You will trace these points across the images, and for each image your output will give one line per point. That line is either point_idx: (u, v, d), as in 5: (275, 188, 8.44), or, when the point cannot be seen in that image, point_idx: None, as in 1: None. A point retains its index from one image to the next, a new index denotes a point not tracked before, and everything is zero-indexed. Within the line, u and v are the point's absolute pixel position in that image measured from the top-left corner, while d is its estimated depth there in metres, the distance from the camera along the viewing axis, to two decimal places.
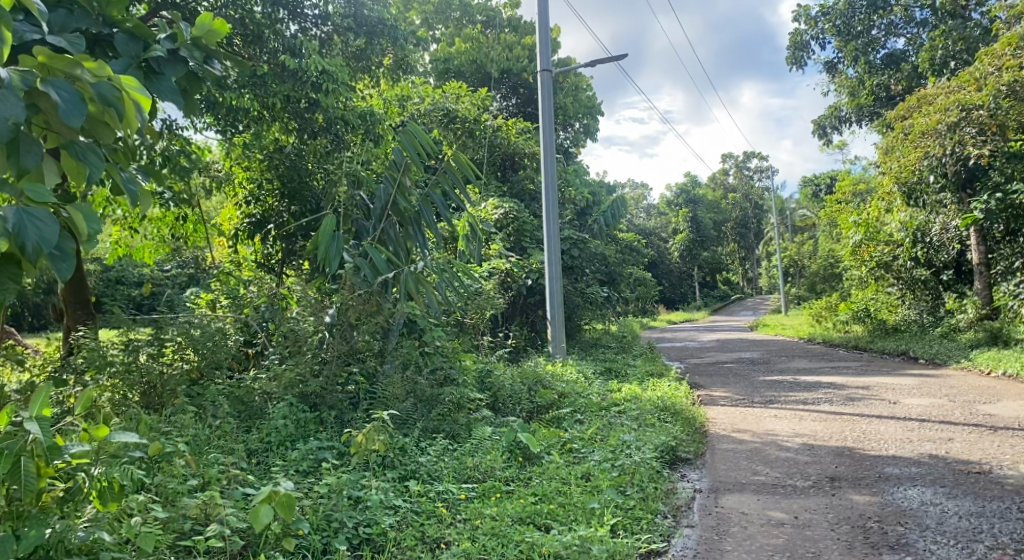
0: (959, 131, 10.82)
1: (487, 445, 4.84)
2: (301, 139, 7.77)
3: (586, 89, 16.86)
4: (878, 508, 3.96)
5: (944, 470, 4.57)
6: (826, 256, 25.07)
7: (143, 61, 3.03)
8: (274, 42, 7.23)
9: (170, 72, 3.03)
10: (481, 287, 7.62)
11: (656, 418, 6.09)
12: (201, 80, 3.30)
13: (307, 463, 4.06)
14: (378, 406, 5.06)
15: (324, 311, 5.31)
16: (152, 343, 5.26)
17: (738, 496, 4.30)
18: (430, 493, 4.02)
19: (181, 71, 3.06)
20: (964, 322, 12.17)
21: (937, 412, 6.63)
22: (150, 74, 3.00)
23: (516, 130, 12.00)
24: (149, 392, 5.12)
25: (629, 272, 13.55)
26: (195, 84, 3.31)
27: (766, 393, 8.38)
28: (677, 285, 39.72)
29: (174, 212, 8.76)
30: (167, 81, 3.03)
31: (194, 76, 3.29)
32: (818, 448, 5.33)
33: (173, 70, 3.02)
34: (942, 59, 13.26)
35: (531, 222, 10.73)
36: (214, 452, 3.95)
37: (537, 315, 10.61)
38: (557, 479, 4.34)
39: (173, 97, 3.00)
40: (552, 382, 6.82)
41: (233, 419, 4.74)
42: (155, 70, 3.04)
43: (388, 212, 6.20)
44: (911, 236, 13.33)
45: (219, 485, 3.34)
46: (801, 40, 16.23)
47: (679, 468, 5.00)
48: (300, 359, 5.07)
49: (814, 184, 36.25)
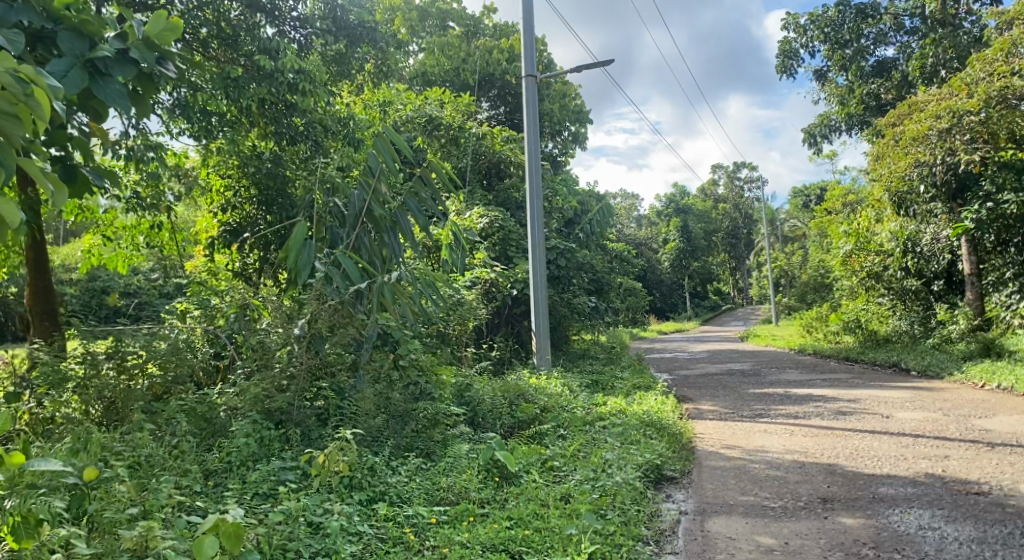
0: (950, 139, 10.69)
1: (463, 464, 4.61)
2: (279, 144, 7.58)
3: (573, 96, 16.72)
4: (873, 533, 3.74)
5: (941, 491, 4.36)
6: (817, 266, 24.94)
7: (86, 60, 2.72)
8: (250, 45, 6.97)
9: (118, 73, 2.73)
10: (463, 297, 7.43)
11: (642, 434, 5.86)
12: (154, 83, 2.96)
13: (265, 486, 3.83)
14: (349, 424, 4.80)
15: (292, 322, 5.03)
16: (111, 357, 4.98)
17: (725, 519, 4.08)
18: (398, 517, 3.78)
19: (130, 73, 2.75)
20: (956, 333, 11.85)
21: (930, 427, 6.44)
22: (96, 76, 2.71)
23: (502, 138, 11.81)
24: (110, 407, 4.88)
25: (618, 282, 13.32)
26: (148, 87, 2.96)
27: (756, 406, 8.17)
28: (667, 296, 39.63)
29: (147, 220, 8.42)
30: (115, 83, 2.73)
31: (146, 78, 2.95)
32: (809, 466, 5.11)
33: (121, 71, 2.72)
34: (932, 68, 13.17)
35: (517, 231, 10.51)
36: (165, 476, 3.72)
37: (523, 325, 10.34)
38: (535, 502, 4.10)
39: (120, 101, 2.71)
40: (535, 395, 6.60)
41: (194, 437, 4.52)
42: (101, 70, 2.73)
43: (363, 220, 5.97)
44: (902, 246, 13.25)
45: (161, 512, 3.10)
46: (790, 48, 16.15)
47: (664, 487, 4.78)
48: (267, 373, 4.81)
49: (804, 195, 36.25)
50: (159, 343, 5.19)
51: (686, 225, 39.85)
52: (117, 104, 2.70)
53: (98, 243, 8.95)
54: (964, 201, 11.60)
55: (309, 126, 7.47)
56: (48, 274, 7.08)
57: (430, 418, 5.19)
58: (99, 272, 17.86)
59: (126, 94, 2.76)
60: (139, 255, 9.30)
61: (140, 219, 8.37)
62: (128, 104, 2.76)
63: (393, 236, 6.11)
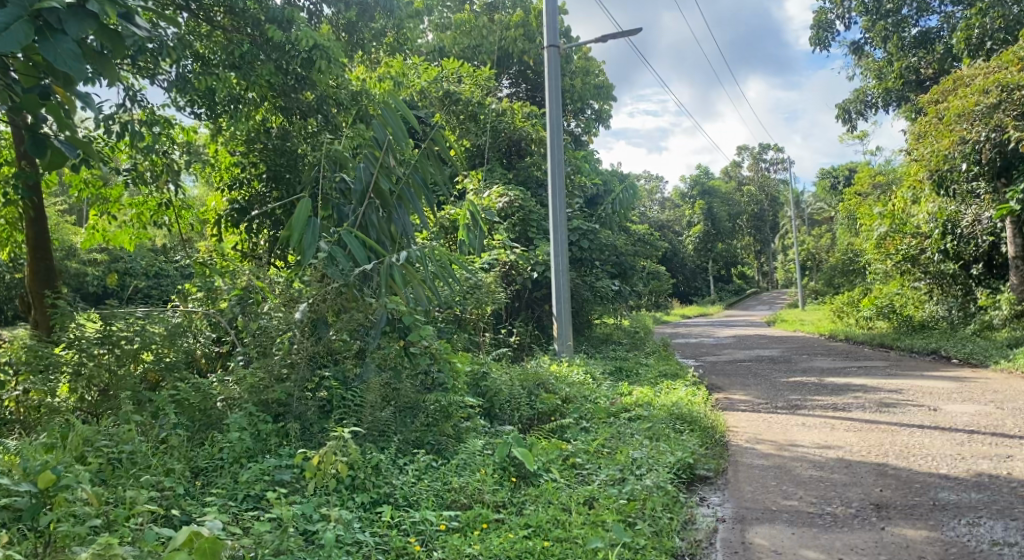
0: (997, 115, 10.05)
1: (477, 462, 4.21)
2: (288, 119, 7.20)
3: (597, 71, 16.11)
4: (940, 549, 3.29)
5: (1012, 498, 3.89)
6: (845, 250, 24.14)
7: (35, 12, 2.53)
8: (257, 13, 6.42)
9: (72, 30, 2.56)
10: (481, 280, 7.03)
11: (671, 429, 5.43)
12: (118, 40, 2.81)
13: (256, 488, 3.50)
14: (353, 417, 4.38)
15: (294, 305, 4.66)
16: (102, 344, 4.59)
17: (767, 528, 3.66)
18: (402, 525, 3.41)
19: (86, 28, 2.58)
20: (997, 319, 11.45)
21: (985, 422, 5.91)
22: (46, 32, 2.54)
23: (523, 114, 11.29)
24: (104, 395, 4.56)
25: (643, 265, 12.74)
26: (111, 43, 2.79)
27: (791, 397, 7.68)
28: (691, 279, 38.93)
29: (154, 198, 8.01)
30: (68, 41, 2.56)
31: (110, 35, 2.80)
32: (857, 466, 4.66)
33: (76, 28, 2.55)
34: (979, 39, 12.40)
35: (537, 211, 10.04)
36: (146, 477, 3.41)
37: (543, 310, 9.95)
38: (555, 506, 3.70)
39: (72, 63, 2.55)
40: (556, 384, 6.16)
41: (185, 430, 4.19)
42: (54, 26, 2.55)
43: (370, 196, 5.55)
44: (941, 228, 12.58)
45: (127, 525, 2.81)
46: (825, 19, 15.41)
47: (697, 489, 4.37)
48: (267, 361, 4.47)
49: (833, 175, 34.96)
50: (154, 328, 4.83)
51: (711, 207, 38.89)
52: (69, 66, 2.53)
53: (103, 220, 8.63)
54: (1008, 179, 10.88)
55: (320, 100, 7.07)
56: (48, 254, 6.75)
57: (441, 410, 4.78)
58: (114, 252, 17.64)
59: (80, 55, 2.59)
60: (144, 232, 8.96)
61: (144, 198, 7.98)
62: (82, 67, 2.60)
63: (400, 212, 5.70)
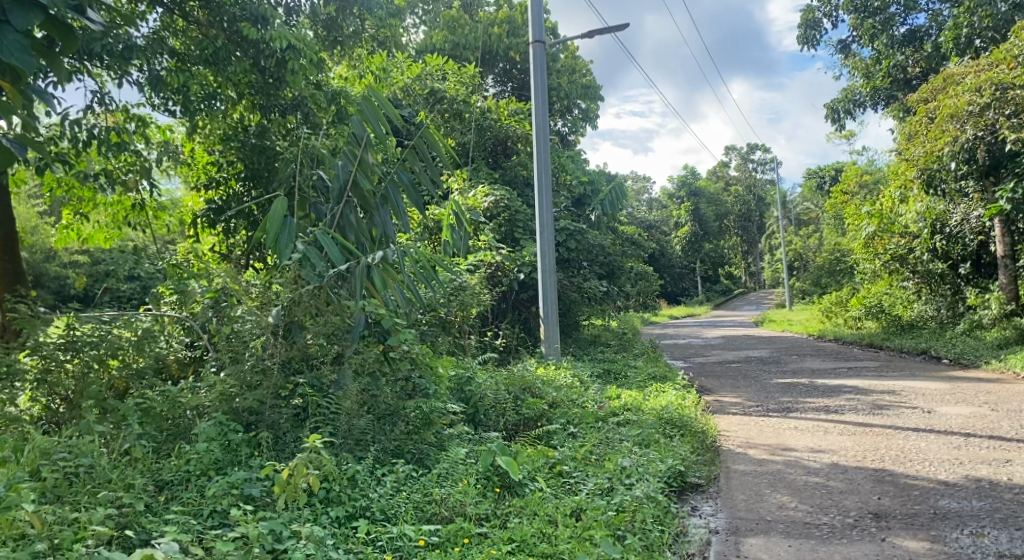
0: (987, 114, 9.92)
1: (459, 472, 4.02)
2: (266, 116, 6.97)
3: (584, 70, 15.95)
4: None
5: (1013, 505, 3.75)
6: (832, 250, 24.16)
7: None
8: (233, 8, 6.20)
9: (18, 22, 2.46)
10: (465, 281, 6.84)
11: (661, 434, 5.27)
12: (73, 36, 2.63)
13: (223, 504, 3.30)
14: (328, 426, 4.19)
15: (269, 308, 4.46)
16: (65, 350, 4.35)
17: (762, 540, 3.50)
18: (378, 541, 3.21)
19: (34, 20, 2.48)
20: (988, 318, 11.36)
21: (980, 425, 5.77)
22: None
23: (508, 112, 11.10)
24: (69, 403, 4.33)
25: (631, 265, 12.54)
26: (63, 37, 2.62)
27: (782, 398, 7.55)
28: (679, 279, 38.89)
29: (129, 198, 7.74)
30: (15, 33, 2.46)
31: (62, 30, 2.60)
32: (853, 472, 4.51)
33: (22, 20, 2.45)
34: (967, 38, 12.35)
35: (524, 211, 9.87)
36: (103, 492, 3.20)
37: (530, 312, 9.77)
38: (541, 519, 3.53)
39: (19, 53, 2.44)
40: (543, 388, 5.97)
41: (151, 441, 3.97)
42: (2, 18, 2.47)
43: (348, 195, 5.34)
44: (930, 227, 12.40)
45: (77, 550, 2.61)
46: (813, 18, 15.32)
47: (689, 498, 4.21)
48: (239, 366, 4.26)
49: (818, 175, 34.96)
50: (121, 333, 4.59)
51: (698, 208, 38.86)
52: (16, 58, 2.44)
53: (77, 220, 8.36)
54: (996, 178, 10.80)
55: (299, 97, 6.86)
56: (17, 257, 6.49)
57: (422, 418, 4.58)
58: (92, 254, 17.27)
59: (29, 47, 2.49)
60: (120, 232, 8.70)
61: (119, 197, 7.71)
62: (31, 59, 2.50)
63: (382, 212, 5.53)
